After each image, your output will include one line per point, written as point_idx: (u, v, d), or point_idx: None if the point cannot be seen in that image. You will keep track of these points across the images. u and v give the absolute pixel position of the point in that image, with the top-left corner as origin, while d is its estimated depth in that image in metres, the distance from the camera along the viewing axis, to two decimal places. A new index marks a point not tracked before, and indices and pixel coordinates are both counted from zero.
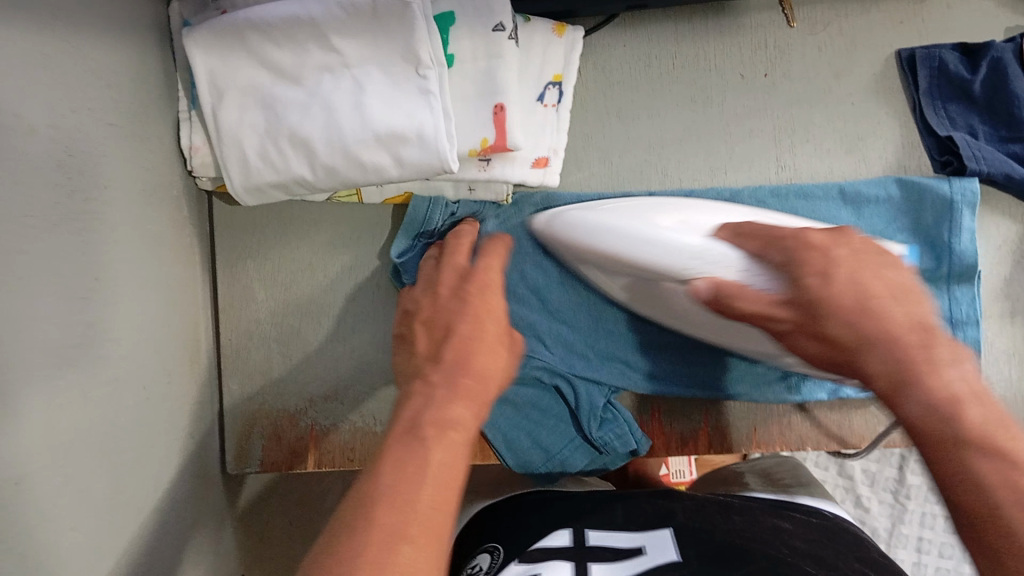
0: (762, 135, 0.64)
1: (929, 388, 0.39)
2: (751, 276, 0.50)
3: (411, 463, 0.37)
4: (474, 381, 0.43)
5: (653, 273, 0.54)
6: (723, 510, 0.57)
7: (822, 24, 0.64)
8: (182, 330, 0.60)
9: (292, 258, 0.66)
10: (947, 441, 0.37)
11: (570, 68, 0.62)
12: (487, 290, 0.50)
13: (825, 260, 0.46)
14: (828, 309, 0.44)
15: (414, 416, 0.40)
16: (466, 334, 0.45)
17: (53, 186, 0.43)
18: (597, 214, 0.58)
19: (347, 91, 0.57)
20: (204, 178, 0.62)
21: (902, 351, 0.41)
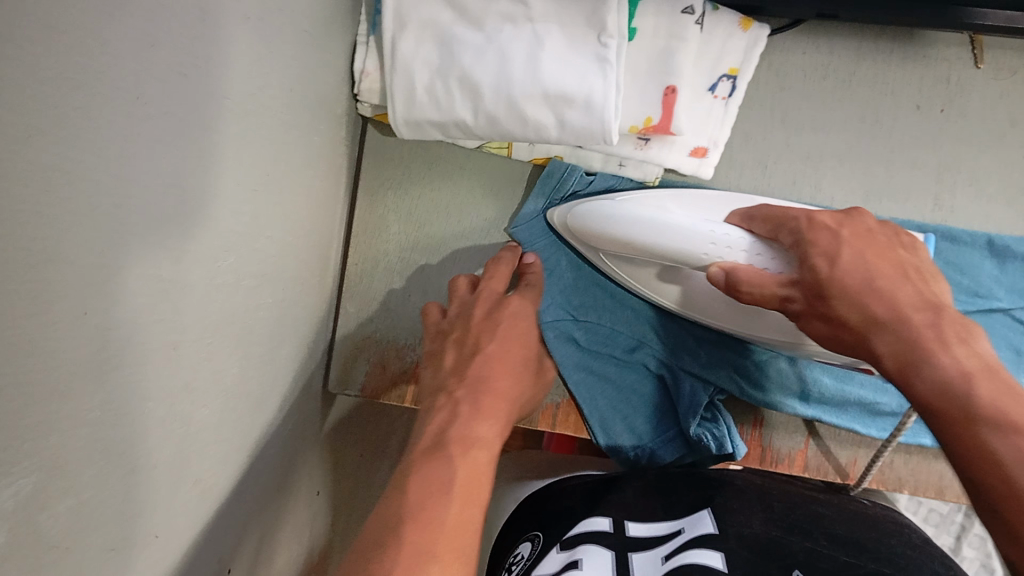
0: (924, 170, 0.63)
1: (935, 365, 0.41)
2: (755, 256, 0.53)
3: (438, 481, 0.45)
4: (493, 400, 0.53)
5: (669, 257, 0.55)
6: (764, 493, 0.57)
7: (1009, 70, 0.63)
8: (317, 244, 0.61)
9: (431, 198, 0.67)
10: (947, 412, 0.39)
11: (748, 64, 0.61)
12: (518, 316, 0.61)
13: (832, 240, 0.50)
14: (837, 292, 0.47)
15: (441, 431, 0.49)
16: (490, 356, 0.57)
17: (255, 77, 0.45)
18: (618, 201, 0.59)
19: (525, 45, 0.58)
20: (366, 104, 0.64)
21: (916, 334, 0.43)
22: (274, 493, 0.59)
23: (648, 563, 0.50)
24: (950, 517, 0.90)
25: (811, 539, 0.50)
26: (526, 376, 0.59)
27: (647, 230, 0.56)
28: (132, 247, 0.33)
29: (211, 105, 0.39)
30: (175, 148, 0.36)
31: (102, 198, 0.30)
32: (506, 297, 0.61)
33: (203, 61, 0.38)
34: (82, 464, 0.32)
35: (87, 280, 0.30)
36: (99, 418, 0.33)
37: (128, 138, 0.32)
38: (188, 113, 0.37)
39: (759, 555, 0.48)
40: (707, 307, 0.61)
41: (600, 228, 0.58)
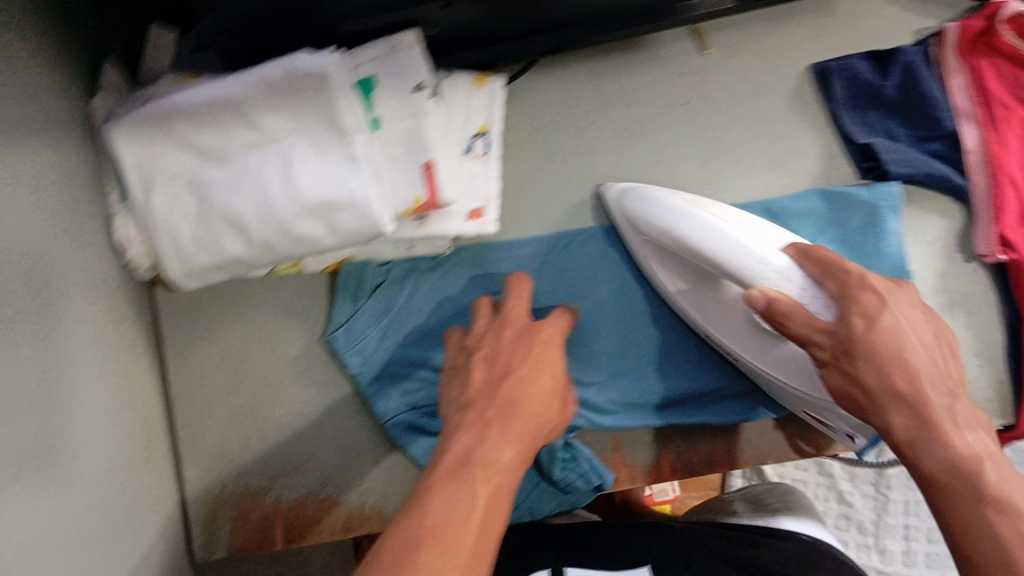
0: (686, 161, 0.65)
1: (943, 446, 0.45)
2: (809, 298, 0.52)
3: (461, 503, 0.42)
4: (520, 424, 0.48)
5: (712, 265, 0.54)
6: (704, 538, 0.63)
7: (737, 47, 0.66)
8: (134, 424, 0.58)
9: (240, 338, 0.66)
10: (950, 496, 0.44)
11: (494, 118, 0.63)
12: (550, 348, 0.54)
13: (876, 302, 0.50)
14: (863, 353, 0.48)
15: (466, 453, 0.45)
16: (524, 379, 0.51)
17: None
18: (666, 206, 0.57)
19: (275, 166, 0.57)
20: (142, 268, 0.61)
21: (929, 412, 0.46)
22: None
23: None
24: None
25: None
26: (558, 400, 0.53)
27: (702, 244, 0.54)
28: None
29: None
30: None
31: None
32: (538, 323, 0.57)
33: None
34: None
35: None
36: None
37: None
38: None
39: None
40: (717, 327, 0.59)
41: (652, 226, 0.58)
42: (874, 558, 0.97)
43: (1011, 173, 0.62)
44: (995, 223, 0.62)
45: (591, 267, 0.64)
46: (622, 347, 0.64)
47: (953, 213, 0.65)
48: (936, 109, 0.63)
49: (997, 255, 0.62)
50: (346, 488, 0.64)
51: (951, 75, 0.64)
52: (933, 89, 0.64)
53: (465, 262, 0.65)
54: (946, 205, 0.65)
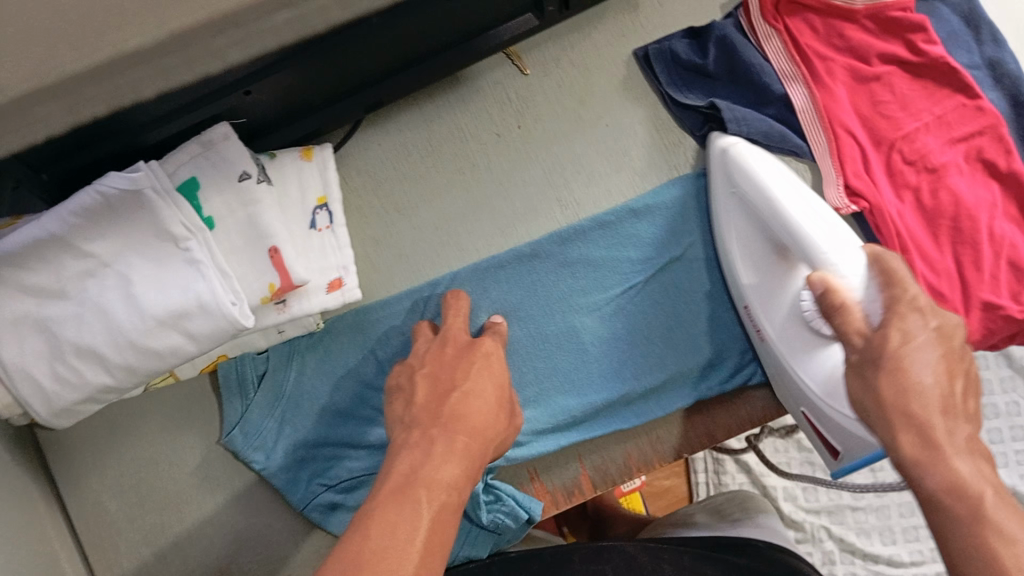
0: (534, 183, 0.66)
1: (939, 447, 0.41)
2: (867, 301, 0.50)
3: (402, 527, 0.40)
4: (467, 439, 0.48)
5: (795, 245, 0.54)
6: (656, 561, 0.60)
7: (554, 60, 0.66)
8: (40, 570, 0.57)
9: (134, 458, 0.64)
10: (934, 498, 0.40)
11: (331, 187, 0.63)
12: (493, 354, 0.57)
13: (917, 312, 0.47)
14: (886, 350, 0.46)
15: (410, 473, 0.44)
16: (468, 391, 0.52)
17: None
18: (785, 175, 0.57)
19: (116, 290, 0.57)
20: (14, 415, 0.60)
21: (928, 417, 0.43)
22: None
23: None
24: None
25: None
26: (507, 415, 0.54)
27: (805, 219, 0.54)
28: None
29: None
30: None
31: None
32: (475, 340, 0.58)
33: None
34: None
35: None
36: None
37: None
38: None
39: None
40: (765, 309, 0.59)
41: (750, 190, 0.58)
42: (846, 496, 0.96)
43: (843, 121, 0.63)
44: (841, 176, 0.62)
45: (565, 283, 0.65)
46: (589, 360, 0.64)
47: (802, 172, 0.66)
48: (760, 74, 0.64)
49: (849, 207, 0.62)
50: None
51: (765, 40, 0.65)
52: (754, 56, 0.64)
53: (344, 331, 0.65)
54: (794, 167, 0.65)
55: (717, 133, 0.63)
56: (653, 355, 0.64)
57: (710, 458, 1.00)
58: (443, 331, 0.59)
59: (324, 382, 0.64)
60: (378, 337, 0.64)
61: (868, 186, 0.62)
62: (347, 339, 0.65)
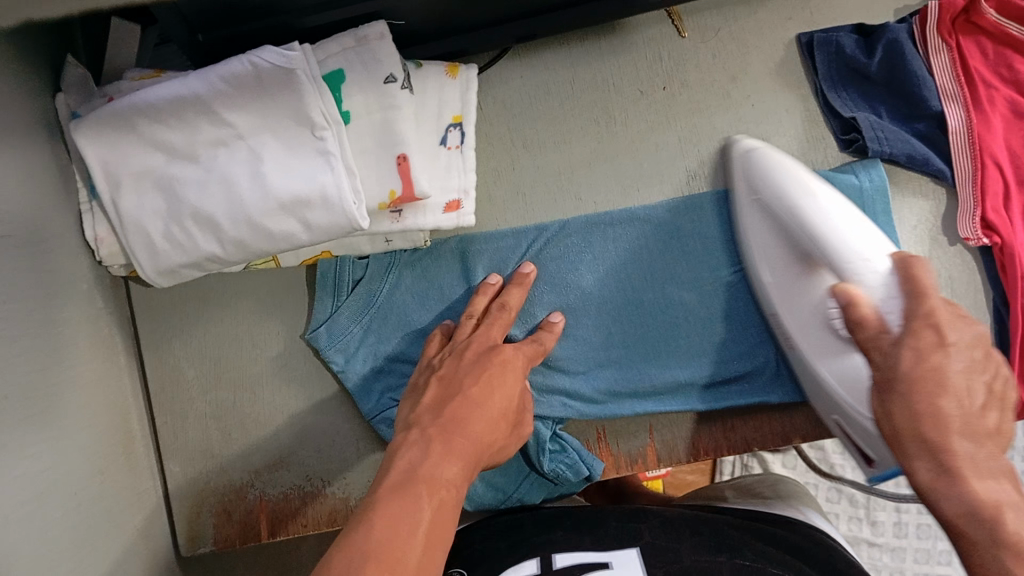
0: (668, 149, 0.64)
1: (966, 493, 0.42)
2: (889, 310, 0.50)
3: (404, 520, 0.43)
4: (466, 442, 0.50)
5: (819, 255, 0.54)
6: (691, 524, 0.60)
7: (713, 30, 0.65)
8: (110, 421, 0.58)
9: (219, 332, 0.65)
10: (973, 541, 0.40)
11: (468, 108, 0.62)
12: (511, 361, 0.56)
13: (936, 341, 0.47)
14: (912, 391, 0.45)
15: (408, 470, 0.47)
16: (471, 397, 0.53)
17: None
18: (795, 178, 0.57)
19: (244, 163, 0.57)
20: (115, 265, 0.61)
21: (951, 459, 0.43)
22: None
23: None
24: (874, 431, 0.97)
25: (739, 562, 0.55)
26: (507, 425, 0.54)
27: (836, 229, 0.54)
28: None
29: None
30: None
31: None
32: (499, 346, 0.57)
33: None
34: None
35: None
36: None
37: None
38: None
39: None
40: (792, 313, 0.58)
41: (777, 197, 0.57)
42: (866, 530, 0.97)
43: (994, 153, 0.61)
44: (979, 208, 0.61)
45: (610, 251, 0.63)
46: (634, 332, 0.63)
47: (939, 196, 0.64)
48: (921, 88, 0.62)
49: (981, 239, 0.61)
50: (329, 482, 0.64)
51: (934, 54, 0.63)
52: (921, 68, 0.62)
53: (446, 254, 0.65)
54: (931, 187, 0.64)
55: (741, 137, 0.62)
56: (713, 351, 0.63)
57: (739, 462, 1.00)
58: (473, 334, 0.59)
59: (413, 301, 0.64)
60: (482, 264, 0.64)
61: (1005, 224, 0.61)
62: (450, 262, 0.65)
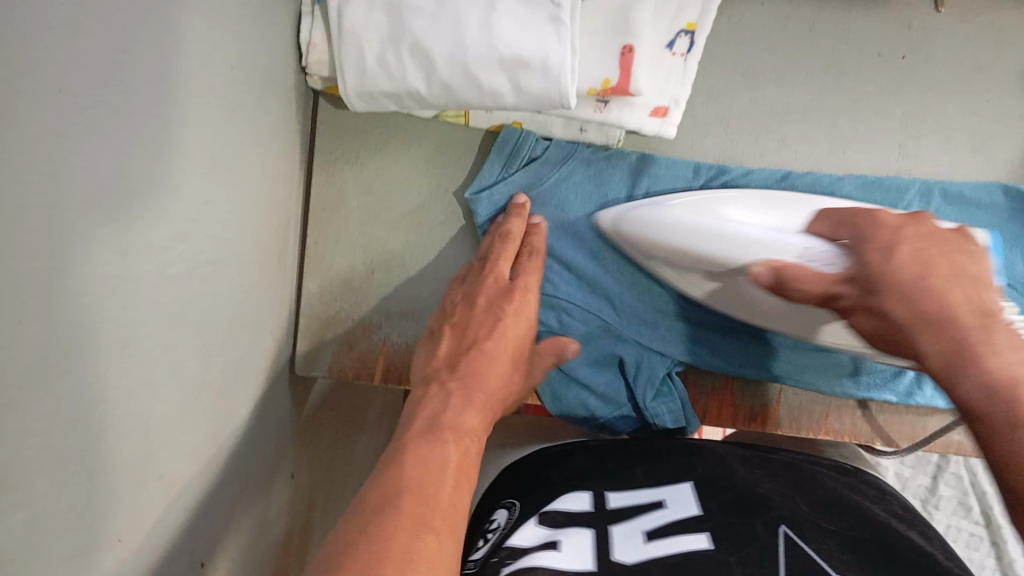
0: (888, 119, 0.62)
1: (987, 370, 0.39)
2: (812, 253, 0.50)
3: (433, 460, 0.44)
4: (488, 397, 0.52)
5: (717, 267, 0.53)
6: (746, 465, 0.55)
7: (973, 13, 0.62)
8: (277, 225, 0.59)
9: (388, 171, 0.65)
10: (1009, 418, 0.36)
11: (706, 18, 0.59)
12: (523, 310, 0.58)
13: (891, 234, 0.47)
14: (888, 286, 0.45)
15: (433, 418, 0.48)
16: (488, 349, 0.55)
17: (195, 76, 0.43)
18: (671, 206, 0.58)
19: (476, 8, 0.55)
20: (316, 77, 0.61)
21: (964, 336, 0.41)
22: (252, 498, 0.58)
23: (630, 536, 0.46)
24: (927, 458, 0.97)
25: (796, 502, 0.49)
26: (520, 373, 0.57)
27: (700, 242, 0.53)
28: (65, 244, 0.32)
29: (142, 80, 0.37)
30: (97, 138, 0.34)
31: (14, 220, 0.28)
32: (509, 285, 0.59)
33: (135, 63, 0.37)
34: (20, 466, 0.30)
35: (17, 284, 0.29)
36: (53, 416, 0.32)
37: (62, 146, 0.31)
38: (122, 92, 0.36)
39: (742, 520, 0.46)
40: (768, 315, 0.56)
41: (646, 233, 0.57)
42: None
43: None
44: None
45: None
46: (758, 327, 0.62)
47: None
48: None
49: None
50: None
51: None
52: None
53: (624, 163, 0.63)
54: None
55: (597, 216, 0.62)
56: (718, 345, 0.62)
57: None
58: (483, 274, 0.60)
59: (573, 198, 0.64)
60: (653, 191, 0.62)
61: None
62: (623, 172, 0.63)
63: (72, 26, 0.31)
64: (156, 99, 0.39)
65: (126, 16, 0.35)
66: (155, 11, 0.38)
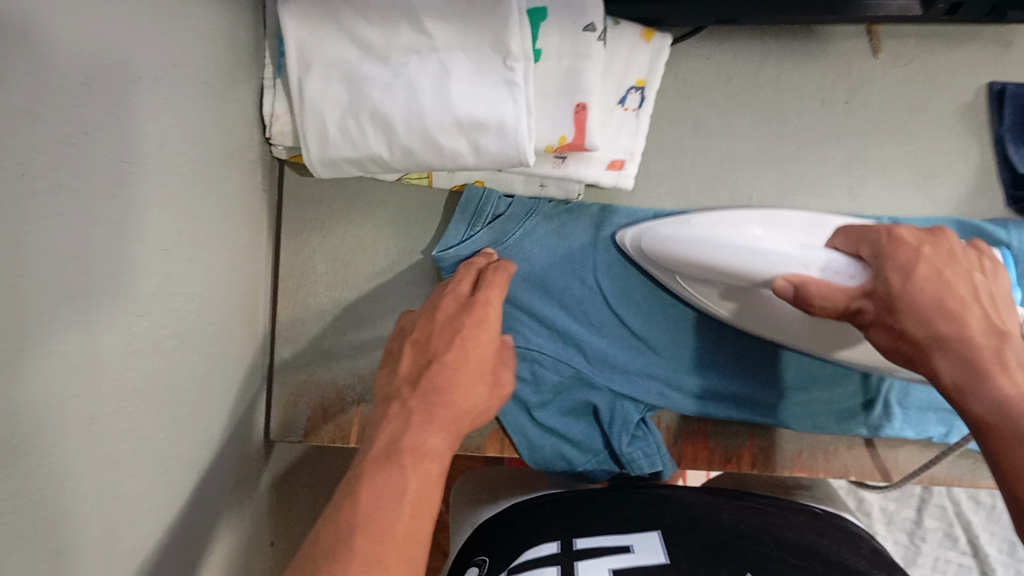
0: (835, 161, 0.64)
1: (994, 390, 0.40)
2: (834, 270, 0.51)
3: (387, 493, 0.42)
4: (450, 412, 0.50)
5: (740, 281, 0.55)
6: (713, 514, 0.54)
7: (909, 58, 0.65)
8: (245, 292, 0.60)
9: (355, 235, 0.66)
10: (1008, 435, 0.38)
11: (654, 75, 0.63)
12: (483, 322, 0.57)
13: (912, 256, 0.48)
14: (907, 307, 0.46)
15: (391, 441, 0.46)
16: (446, 362, 0.53)
17: (156, 153, 0.44)
18: (693, 228, 0.59)
19: (433, 75, 0.57)
20: (280, 147, 0.63)
21: (976, 355, 0.42)
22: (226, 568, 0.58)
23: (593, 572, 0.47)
24: (908, 490, 0.97)
25: (762, 548, 0.49)
26: (489, 384, 0.54)
27: (712, 251, 0.56)
28: (29, 331, 0.33)
29: (102, 162, 0.39)
30: (58, 221, 0.35)
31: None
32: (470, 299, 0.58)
33: (95, 144, 0.38)
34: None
35: None
36: (19, 498, 0.33)
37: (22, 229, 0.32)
38: (82, 175, 0.37)
39: (711, 568, 0.47)
40: (783, 327, 0.59)
41: (671, 255, 0.59)
42: None
43: None
44: None
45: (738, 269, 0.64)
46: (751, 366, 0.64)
47: None
48: None
49: None
50: None
51: None
52: None
53: (586, 217, 0.66)
54: None
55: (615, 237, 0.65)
56: (692, 387, 0.64)
57: None
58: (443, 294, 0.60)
59: (538, 250, 0.65)
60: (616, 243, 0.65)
61: None
62: (584, 226, 0.66)
63: (29, 121, 0.33)
64: (119, 178, 0.40)
65: (87, 100, 0.37)
66: (114, 98, 0.39)
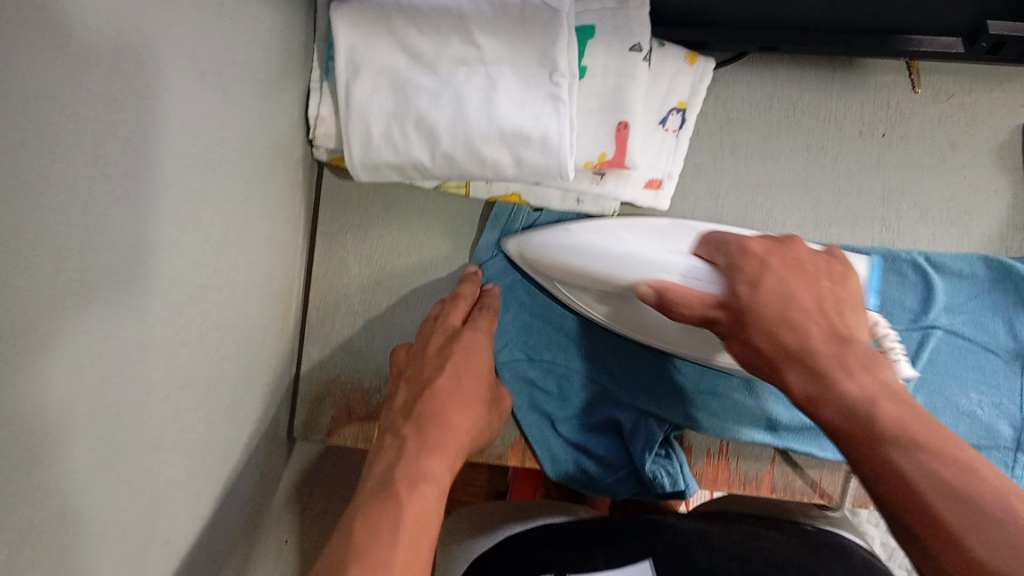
0: (869, 193, 0.65)
1: (841, 397, 0.43)
2: (694, 277, 0.53)
3: (388, 521, 0.46)
4: (443, 436, 0.54)
5: (615, 285, 0.56)
6: (706, 537, 0.54)
7: (946, 94, 0.66)
8: (279, 290, 0.61)
9: (389, 240, 0.67)
10: (862, 434, 0.41)
11: (696, 98, 0.64)
12: (473, 352, 0.60)
13: (759, 268, 0.51)
14: (756, 318, 0.49)
15: (387, 470, 0.50)
16: (440, 390, 0.56)
17: (212, 147, 0.45)
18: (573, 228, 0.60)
19: (479, 86, 0.58)
20: (321, 148, 0.64)
21: (827, 367, 0.45)
22: (245, 565, 0.58)
23: None
24: None
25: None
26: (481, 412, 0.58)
27: (596, 260, 0.56)
28: (88, 315, 0.33)
29: (164, 153, 0.39)
30: (120, 208, 0.36)
31: (31, 288, 0.30)
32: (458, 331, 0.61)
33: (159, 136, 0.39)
34: (26, 527, 0.31)
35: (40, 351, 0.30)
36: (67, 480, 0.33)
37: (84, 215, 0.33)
38: (147, 164, 0.38)
39: None
40: (655, 333, 0.60)
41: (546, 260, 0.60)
42: None
43: None
44: None
45: None
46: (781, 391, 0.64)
47: None
48: None
49: None
50: None
51: None
52: None
53: None
54: None
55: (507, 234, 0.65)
56: (713, 408, 0.63)
57: None
58: (433, 326, 0.62)
59: None
60: None
61: None
62: None
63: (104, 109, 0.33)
64: (177, 170, 0.41)
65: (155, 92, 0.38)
66: (180, 91, 0.40)
